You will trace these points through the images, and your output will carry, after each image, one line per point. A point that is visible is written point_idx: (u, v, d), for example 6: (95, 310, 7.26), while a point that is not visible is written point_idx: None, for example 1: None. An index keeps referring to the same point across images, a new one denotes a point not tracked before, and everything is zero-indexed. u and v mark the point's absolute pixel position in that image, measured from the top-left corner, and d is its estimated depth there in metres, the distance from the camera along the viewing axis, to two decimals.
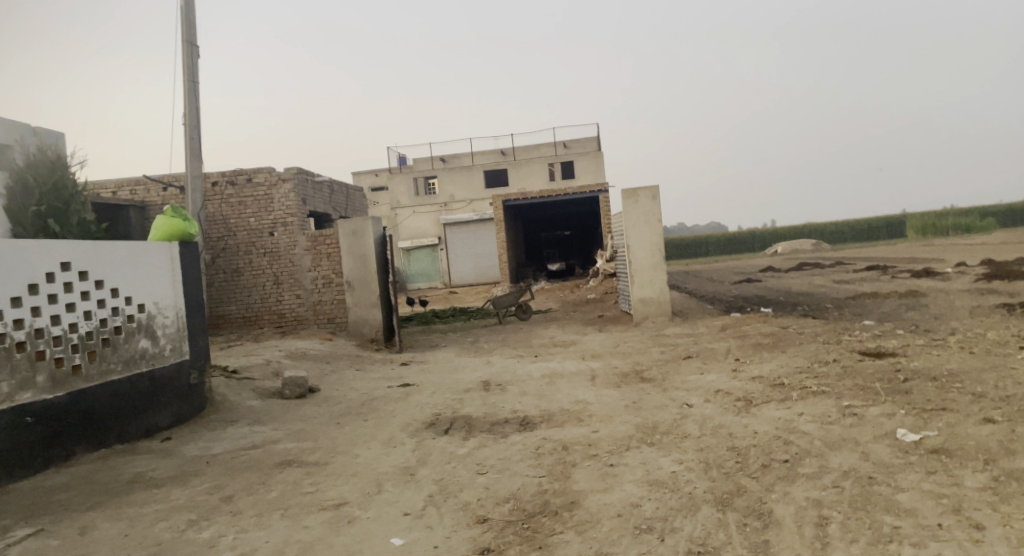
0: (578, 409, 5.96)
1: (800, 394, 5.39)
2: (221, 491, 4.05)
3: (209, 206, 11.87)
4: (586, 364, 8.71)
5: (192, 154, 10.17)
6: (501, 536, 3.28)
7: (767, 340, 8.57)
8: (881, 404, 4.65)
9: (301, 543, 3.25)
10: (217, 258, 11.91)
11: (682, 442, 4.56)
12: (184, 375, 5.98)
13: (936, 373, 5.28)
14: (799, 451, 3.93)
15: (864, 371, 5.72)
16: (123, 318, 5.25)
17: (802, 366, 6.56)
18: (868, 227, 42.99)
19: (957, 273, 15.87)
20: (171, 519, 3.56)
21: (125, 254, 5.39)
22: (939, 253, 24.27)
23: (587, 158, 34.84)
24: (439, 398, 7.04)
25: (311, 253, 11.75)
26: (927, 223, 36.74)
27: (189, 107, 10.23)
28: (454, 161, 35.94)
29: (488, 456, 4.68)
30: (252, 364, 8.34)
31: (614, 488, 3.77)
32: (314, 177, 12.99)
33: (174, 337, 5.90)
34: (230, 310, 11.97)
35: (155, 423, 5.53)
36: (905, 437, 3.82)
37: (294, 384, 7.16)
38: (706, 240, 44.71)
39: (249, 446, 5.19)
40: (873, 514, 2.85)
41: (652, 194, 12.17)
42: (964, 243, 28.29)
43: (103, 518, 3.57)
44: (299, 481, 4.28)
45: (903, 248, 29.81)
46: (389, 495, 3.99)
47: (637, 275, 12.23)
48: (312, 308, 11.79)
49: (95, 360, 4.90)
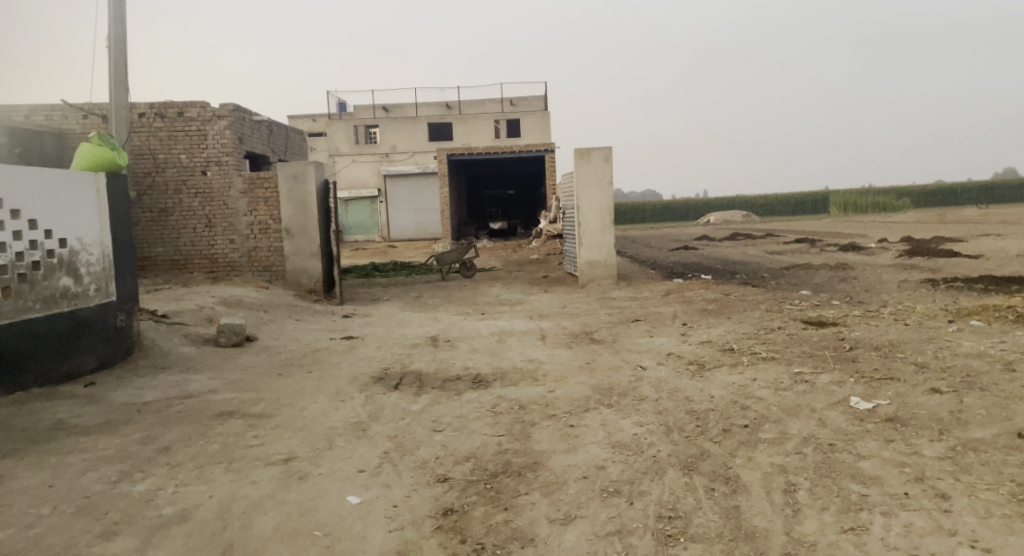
0: (532, 368, 5.89)
1: (750, 360, 5.50)
2: (157, 442, 3.74)
3: (135, 138, 10.93)
4: (535, 323, 8.67)
5: (117, 81, 9.28)
6: (465, 496, 3.16)
7: (712, 306, 8.74)
8: (830, 372, 4.80)
9: (250, 499, 3.03)
10: (143, 196, 11.05)
11: (640, 404, 4.54)
12: (110, 317, 5.51)
13: (878, 343, 5.49)
14: (757, 416, 3.98)
15: (810, 339, 5.89)
16: (42, 253, 4.75)
17: (750, 332, 6.71)
18: (797, 202, 44.77)
19: (880, 249, 16.71)
20: (100, 470, 3.24)
21: (45, 183, 4.84)
22: (860, 229, 25.50)
23: (534, 117, 34.42)
24: (386, 353, 6.83)
25: (248, 197, 11.11)
26: (849, 201, 38.55)
27: (114, 27, 9.27)
28: (397, 111, 34.72)
29: (444, 413, 4.54)
30: (183, 309, 7.83)
31: (577, 450, 3.70)
32: (251, 116, 12.18)
33: (99, 276, 5.41)
34: (156, 252, 11.20)
35: (76, 367, 5.07)
36: (858, 405, 3.94)
37: (231, 332, 6.75)
38: (643, 207, 45.49)
39: (184, 395, 4.84)
40: (839, 482, 2.94)
41: (604, 155, 12.06)
42: (881, 220, 29.85)
43: (23, 467, 3.22)
44: (242, 433, 4.02)
45: (828, 223, 31.25)
46: (341, 450, 3.80)
47: (585, 237, 12.19)
48: (247, 254, 11.20)
49: (10, 297, 4.40)
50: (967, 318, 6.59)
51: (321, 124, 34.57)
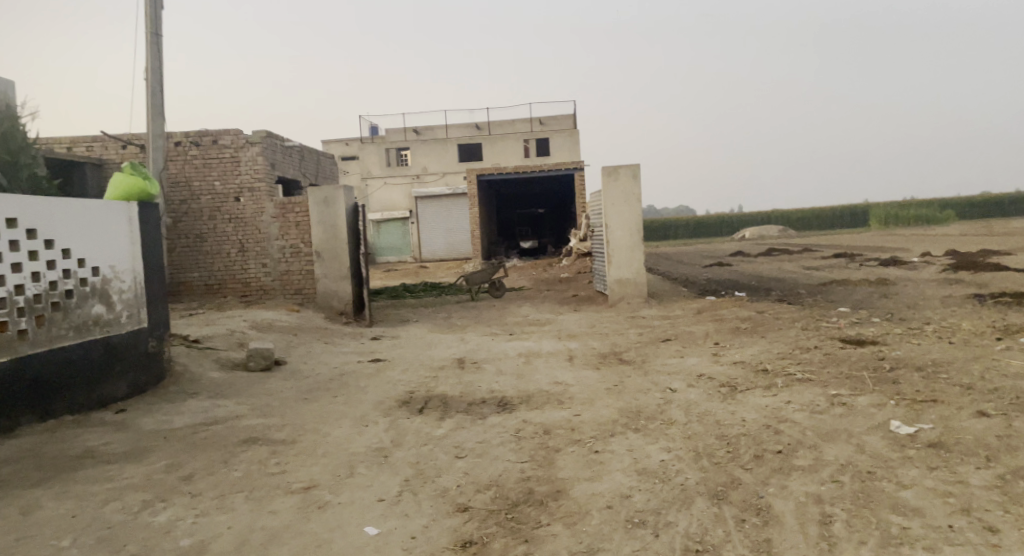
0: (558, 391, 5.78)
1: (785, 381, 5.30)
2: (180, 470, 3.75)
3: (171, 166, 11.33)
4: (564, 344, 8.55)
5: (154, 112, 9.59)
6: (484, 527, 3.07)
7: (746, 325, 8.51)
8: (869, 394, 4.58)
9: (267, 530, 3.00)
10: (179, 223, 11.38)
11: (668, 428, 4.40)
12: (142, 344, 5.61)
13: (920, 363, 5.23)
14: (791, 441, 3.81)
15: (848, 359, 5.66)
16: (75, 281, 4.87)
17: (785, 351, 6.49)
18: (835, 216, 43.77)
19: (924, 263, 16.13)
20: (123, 499, 3.26)
21: (78, 213, 4.98)
22: (902, 242, 24.73)
23: (563, 135, 34.46)
24: (412, 375, 6.81)
25: (279, 222, 11.28)
26: (889, 214, 37.51)
27: (151, 61, 9.61)
28: (427, 134, 35.19)
29: (468, 439, 4.47)
30: (215, 334, 7.96)
31: (601, 477, 3.59)
32: (283, 142, 12.48)
33: (131, 303, 5.53)
34: (192, 277, 11.46)
35: (108, 393, 5.16)
36: (899, 429, 3.75)
37: (260, 356, 6.82)
38: (676, 224, 44.99)
39: (211, 421, 4.88)
40: (878, 513, 2.77)
41: (632, 172, 11.96)
42: (924, 233, 28.92)
43: (48, 497, 3.25)
44: (265, 460, 4.01)
45: (867, 237, 30.39)
46: (362, 478, 3.75)
47: (614, 255, 12.06)
48: (279, 278, 11.34)
49: (43, 325, 4.51)
50: (1017, 335, 6.26)
51: (354, 148, 35.23)
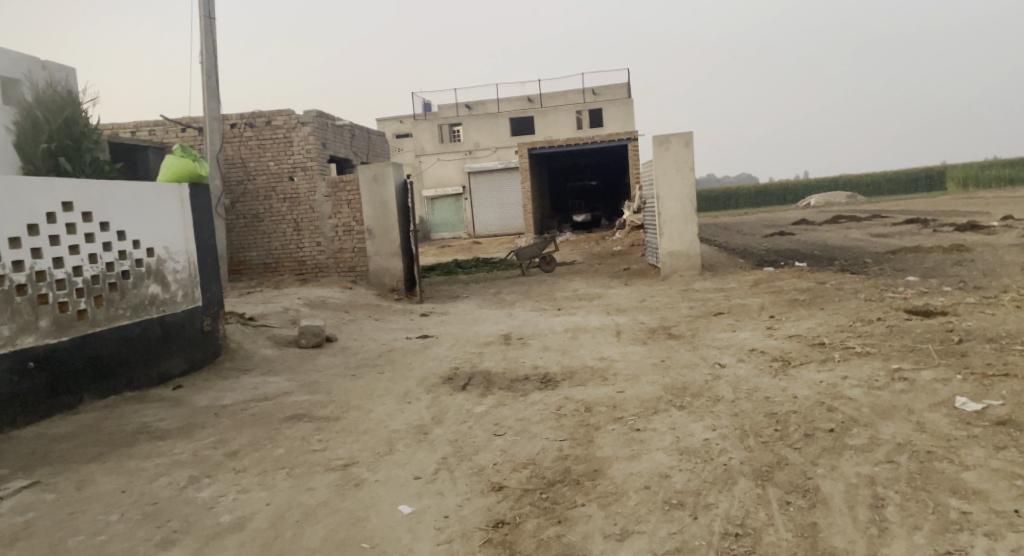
0: (603, 367, 5.68)
1: (842, 355, 5.02)
2: (227, 446, 3.87)
3: (228, 148, 11.69)
4: (612, 318, 8.41)
5: (209, 95, 9.82)
6: (518, 507, 3.02)
7: (804, 296, 8.13)
8: (934, 368, 4.28)
9: (304, 507, 3.05)
10: (237, 204, 11.77)
11: (714, 406, 4.23)
12: (197, 322, 5.81)
13: (993, 334, 4.86)
14: (845, 419, 3.59)
15: (913, 331, 5.31)
16: (131, 262, 5.06)
17: (844, 323, 6.15)
18: (908, 180, 41.37)
19: (1005, 227, 15.07)
20: (171, 475, 3.38)
21: (131, 195, 5.15)
22: (982, 206, 23.18)
23: (617, 105, 33.69)
24: (457, 351, 6.83)
25: (332, 200, 11.45)
26: (968, 175, 35.15)
27: (205, 44, 9.84)
28: (479, 109, 35.07)
29: (508, 416, 4.44)
30: (269, 312, 8.20)
31: (641, 456, 3.48)
32: (334, 121, 12.64)
33: (186, 283, 5.72)
34: (251, 256, 11.87)
35: (166, 371, 5.38)
36: (965, 406, 3.48)
37: (311, 333, 6.98)
38: (737, 192, 43.48)
39: (260, 397, 5.02)
40: (936, 496, 2.57)
41: (685, 140, 11.53)
42: (1007, 196, 27.02)
43: (103, 472, 3.41)
44: (308, 436, 4.09)
45: (944, 201, 28.63)
46: (400, 455, 3.77)
47: (666, 226, 11.73)
48: (333, 256, 11.55)
49: (101, 306, 4.71)
50: None
51: (407, 126, 35.40)
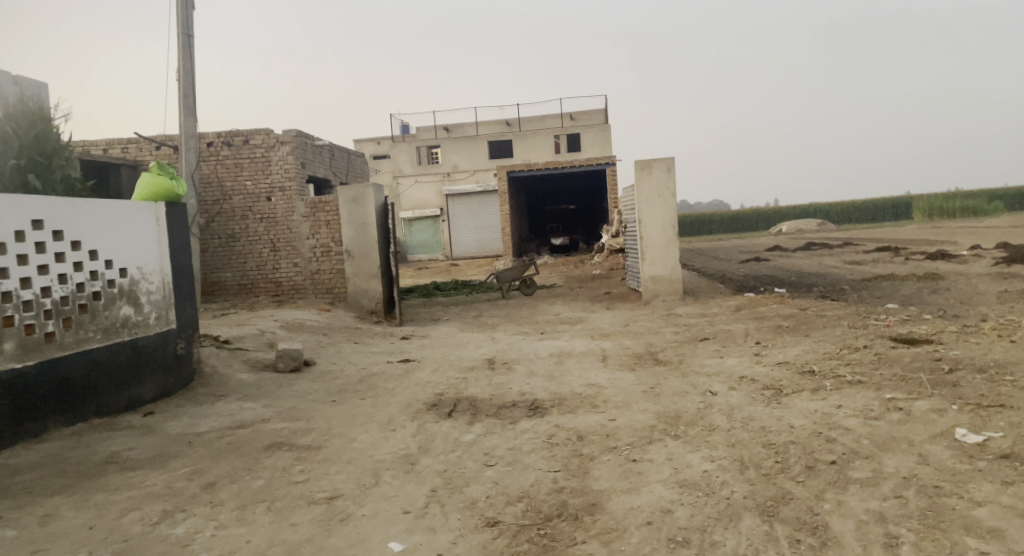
0: (592, 394, 5.56)
1: (834, 383, 4.98)
2: (203, 478, 3.65)
3: (203, 167, 11.48)
4: (597, 343, 8.32)
5: (186, 112, 9.62)
6: (515, 545, 2.87)
7: (788, 322, 8.13)
8: (928, 398, 4.25)
9: (288, 544, 2.86)
10: (212, 223, 11.49)
11: (710, 435, 4.14)
12: (170, 345, 5.57)
13: (982, 364, 4.87)
14: (845, 451, 3.52)
15: (902, 360, 5.30)
16: (103, 283, 4.84)
17: (832, 351, 6.14)
18: (875, 209, 42.47)
19: (974, 256, 15.44)
20: (143, 510, 3.16)
21: (105, 213, 4.94)
22: (949, 236, 23.79)
23: (594, 130, 34.09)
24: (441, 376, 6.66)
25: (310, 221, 11.22)
26: (932, 206, 36.18)
27: (183, 61, 9.67)
28: (457, 131, 35.18)
29: (497, 445, 4.28)
30: (245, 334, 7.93)
31: (640, 489, 3.36)
32: (314, 141, 12.52)
33: (160, 304, 5.50)
34: (225, 277, 11.56)
35: (137, 396, 5.12)
36: (965, 438, 3.44)
37: (288, 357, 6.75)
38: (711, 219, 44.11)
39: (237, 424, 4.79)
40: (950, 534, 2.50)
41: (666, 166, 11.62)
42: (971, 226, 27.84)
43: (68, 505, 3.17)
44: (288, 467, 3.89)
45: (912, 230, 29.35)
46: (388, 488, 3.59)
47: (648, 251, 11.75)
48: (310, 277, 11.29)
49: (70, 328, 4.48)
50: None
51: (385, 146, 35.27)
